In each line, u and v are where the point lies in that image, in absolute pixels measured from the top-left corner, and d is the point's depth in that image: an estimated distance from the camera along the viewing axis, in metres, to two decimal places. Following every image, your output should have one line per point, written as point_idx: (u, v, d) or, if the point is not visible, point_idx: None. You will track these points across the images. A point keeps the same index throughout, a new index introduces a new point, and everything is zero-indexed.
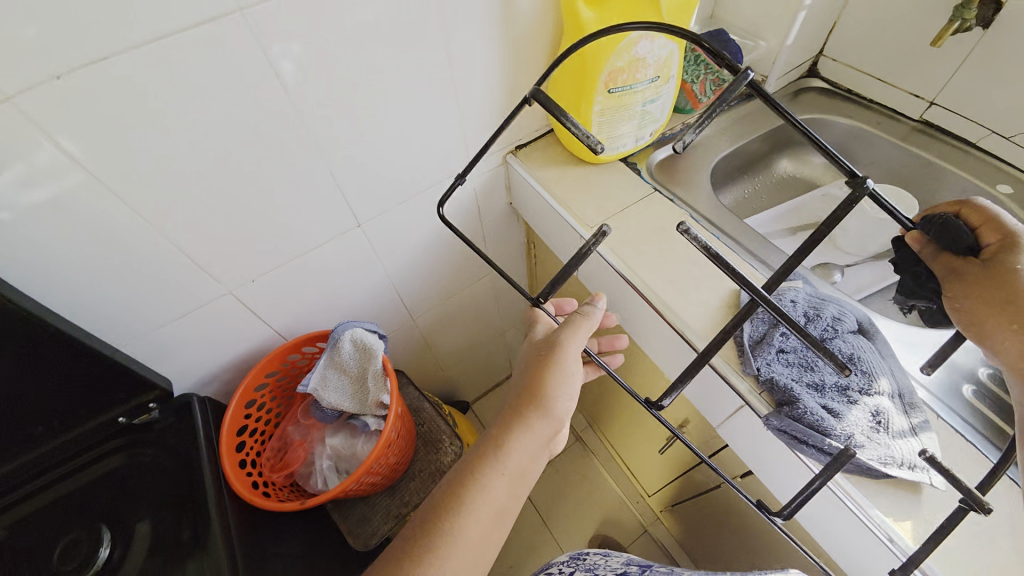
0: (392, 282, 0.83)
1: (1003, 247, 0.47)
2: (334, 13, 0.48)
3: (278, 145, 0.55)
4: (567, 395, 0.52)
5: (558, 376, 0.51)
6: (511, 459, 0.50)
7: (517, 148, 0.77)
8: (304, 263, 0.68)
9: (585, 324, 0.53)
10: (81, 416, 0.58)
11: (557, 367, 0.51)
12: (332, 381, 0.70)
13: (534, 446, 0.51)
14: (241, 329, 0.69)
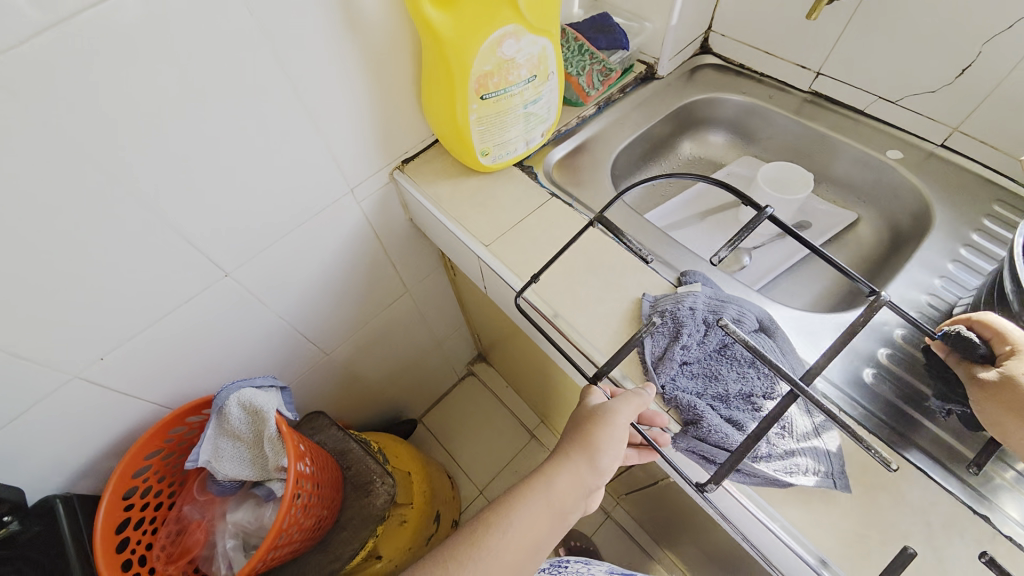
0: (291, 324, 0.75)
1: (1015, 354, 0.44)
2: (121, 45, 0.40)
3: (93, 206, 0.46)
4: (611, 460, 0.46)
5: (606, 439, 0.45)
6: (540, 518, 0.45)
7: (404, 162, 0.70)
8: (169, 327, 0.60)
9: (638, 401, 0.46)
10: None
11: (609, 429, 0.45)
12: (229, 450, 0.63)
13: (566, 511, 0.46)
14: (107, 412, 0.61)
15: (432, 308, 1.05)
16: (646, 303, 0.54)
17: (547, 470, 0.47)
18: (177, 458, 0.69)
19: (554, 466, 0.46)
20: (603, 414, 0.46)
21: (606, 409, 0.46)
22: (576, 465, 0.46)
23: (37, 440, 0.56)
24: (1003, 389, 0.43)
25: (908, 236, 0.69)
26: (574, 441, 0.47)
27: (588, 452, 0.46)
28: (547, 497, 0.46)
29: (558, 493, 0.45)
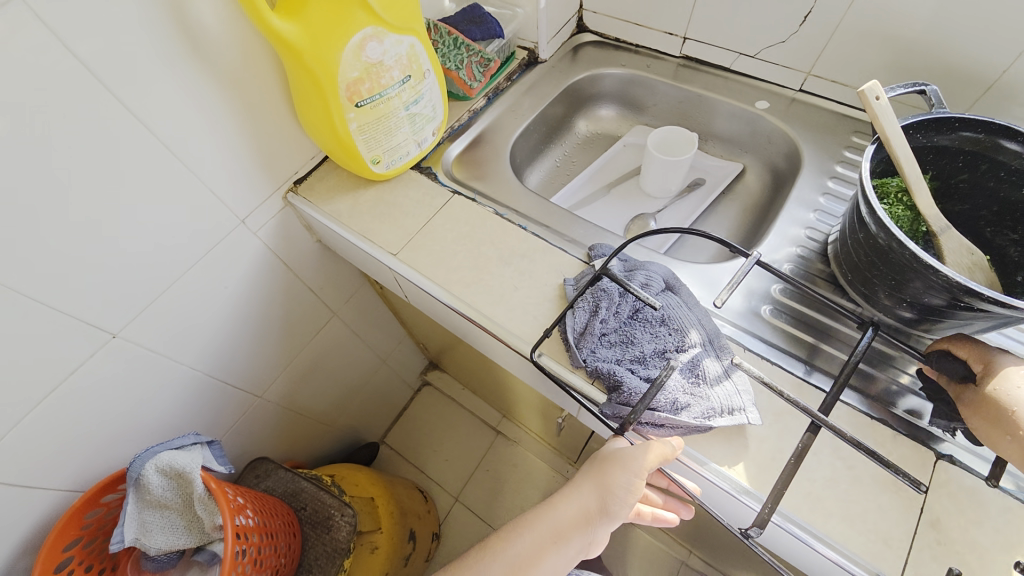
0: (206, 373, 0.70)
1: (992, 375, 0.43)
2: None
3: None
4: (623, 507, 0.46)
5: (620, 485, 0.45)
6: (544, 549, 0.46)
7: (296, 183, 0.67)
8: (59, 405, 0.54)
9: (660, 452, 0.45)
10: None
11: (625, 477, 0.45)
12: (155, 523, 0.58)
13: (570, 548, 0.47)
14: (5, 513, 0.54)
15: (366, 326, 1.02)
16: (568, 287, 0.55)
17: (559, 500, 0.48)
18: (106, 546, 0.63)
19: (565, 498, 0.48)
20: (620, 458, 0.46)
21: (627, 459, 0.46)
22: (584, 498, 0.47)
23: None
24: (983, 405, 0.42)
25: (786, 176, 0.75)
26: (589, 481, 0.47)
27: (599, 490, 0.46)
28: (553, 527, 0.47)
29: (564, 525, 0.47)
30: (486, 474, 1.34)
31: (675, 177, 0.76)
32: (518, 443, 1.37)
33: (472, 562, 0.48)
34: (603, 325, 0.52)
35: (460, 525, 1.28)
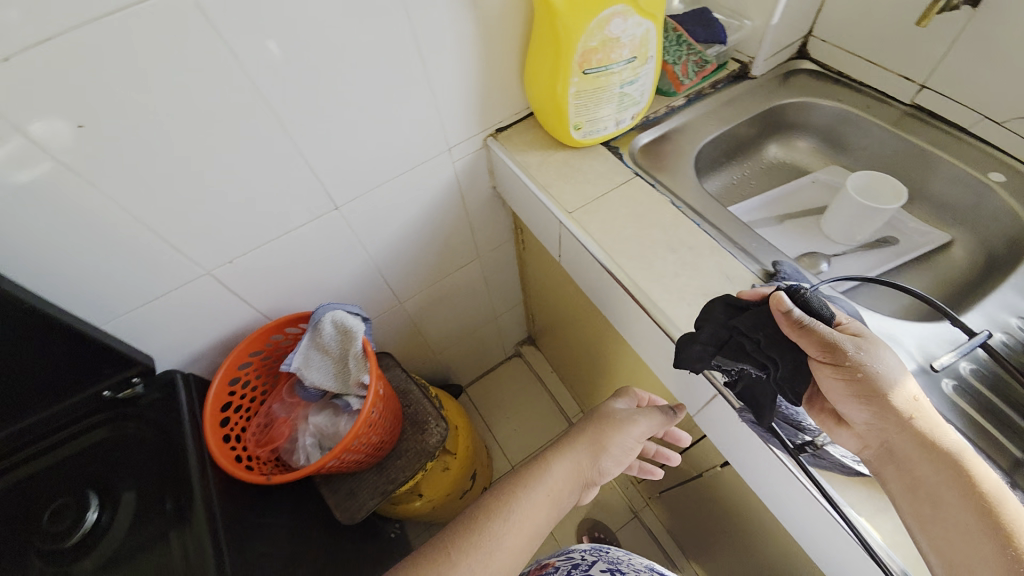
0: (376, 267, 0.84)
1: (848, 329, 0.46)
2: None
3: (245, 124, 0.55)
4: (611, 462, 0.64)
5: (615, 443, 0.63)
6: (563, 485, 0.61)
7: (498, 131, 0.77)
8: (279, 246, 0.69)
9: (656, 418, 0.65)
10: (73, 387, 0.60)
11: (631, 430, 0.64)
12: (314, 359, 0.71)
13: (573, 488, 0.62)
14: (223, 310, 0.71)
15: (497, 279, 1.12)
16: (756, 297, 0.55)
17: (570, 450, 0.63)
18: (276, 367, 0.80)
19: (575, 449, 0.63)
20: (617, 422, 0.64)
21: (629, 414, 0.65)
22: (580, 456, 0.63)
23: (167, 322, 0.66)
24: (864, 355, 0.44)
25: (1002, 262, 0.67)
26: (597, 433, 0.64)
27: (595, 450, 0.63)
28: (569, 471, 0.62)
29: (558, 481, 0.61)
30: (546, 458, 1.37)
31: (865, 228, 0.72)
32: None
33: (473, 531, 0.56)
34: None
35: None
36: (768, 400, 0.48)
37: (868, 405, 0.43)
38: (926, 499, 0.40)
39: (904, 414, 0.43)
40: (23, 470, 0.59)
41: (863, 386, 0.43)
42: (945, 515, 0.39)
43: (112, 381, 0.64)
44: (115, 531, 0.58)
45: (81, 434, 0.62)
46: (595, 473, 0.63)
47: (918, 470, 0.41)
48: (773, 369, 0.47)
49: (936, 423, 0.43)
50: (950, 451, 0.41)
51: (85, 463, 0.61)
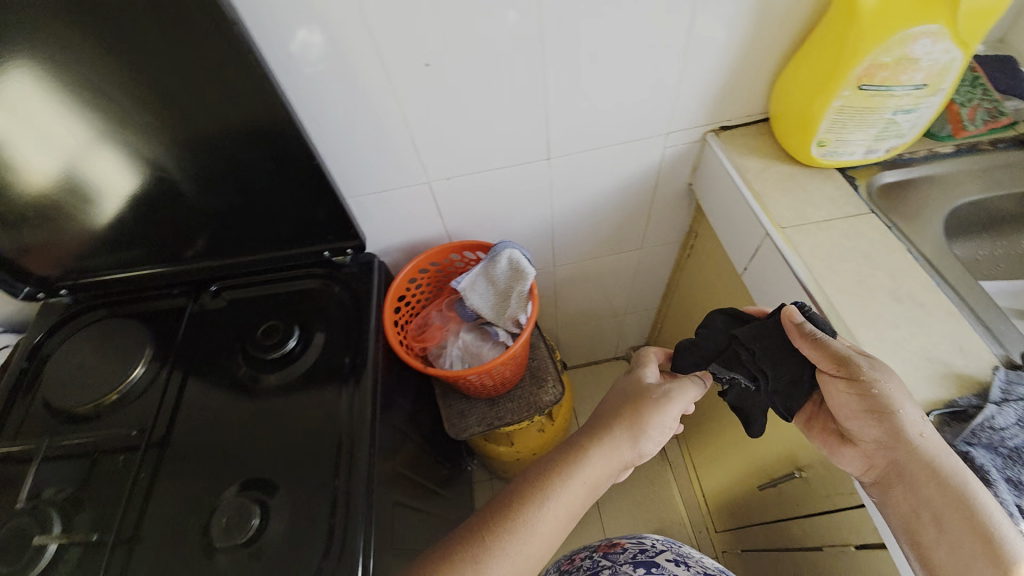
0: (551, 226, 0.87)
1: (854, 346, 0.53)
2: None
3: (517, 58, 0.60)
4: (650, 444, 0.60)
5: (654, 423, 0.60)
6: (601, 472, 0.58)
7: (722, 128, 0.75)
8: (489, 178, 0.75)
9: (685, 387, 0.62)
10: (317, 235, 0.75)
11: (666, 408, 0.60)
12: (481, 287, 0.78)
13: (611, 474, 0.59)
14: (422, 219, 0.80)
15: (645, 277, 1.10)
16: (1001, 380, 0.48)
17: (605, 438, 0.59)
18: (444, 282, 0.89)
19: (612, 438, 0.59)
20: (649, 399, 0.60)
21: (665, 390, 0.61)
22: (618, 441, 0.59)
23: (382, 213, 0.76)
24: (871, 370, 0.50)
25: None
26: (635, 418, 0.60)
27: (631, 433, 0.59)
28: (607, 462, 0.58)
29: (590, 471, 0.58)
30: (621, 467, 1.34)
31: None
32: (669, 470, 1.30)
33: (503, 520, 0.55)
34: (1017, 435, 0.47)
35: None
36: (757, 401, 0.59)
37: (876, 420, 0.49)
38: (930, 522, 0.47)
39: (914, 437, 0.48)
40: (253, 291, 0.78)
41: (869, 401, 0.49)
42: (949, 533, 0.45)
43: (329, 248, 0.77)
44: (303, 361, 0.70)
45: (305, 276, 0.78)
46: (633, 454, 0.60)
47: (923, 490, 0.47)
48: (762, 383, 0.57)
49: (947, 451, 0.47)
50: (952, 476, 0.46)
51: (299, 299, 0.76)
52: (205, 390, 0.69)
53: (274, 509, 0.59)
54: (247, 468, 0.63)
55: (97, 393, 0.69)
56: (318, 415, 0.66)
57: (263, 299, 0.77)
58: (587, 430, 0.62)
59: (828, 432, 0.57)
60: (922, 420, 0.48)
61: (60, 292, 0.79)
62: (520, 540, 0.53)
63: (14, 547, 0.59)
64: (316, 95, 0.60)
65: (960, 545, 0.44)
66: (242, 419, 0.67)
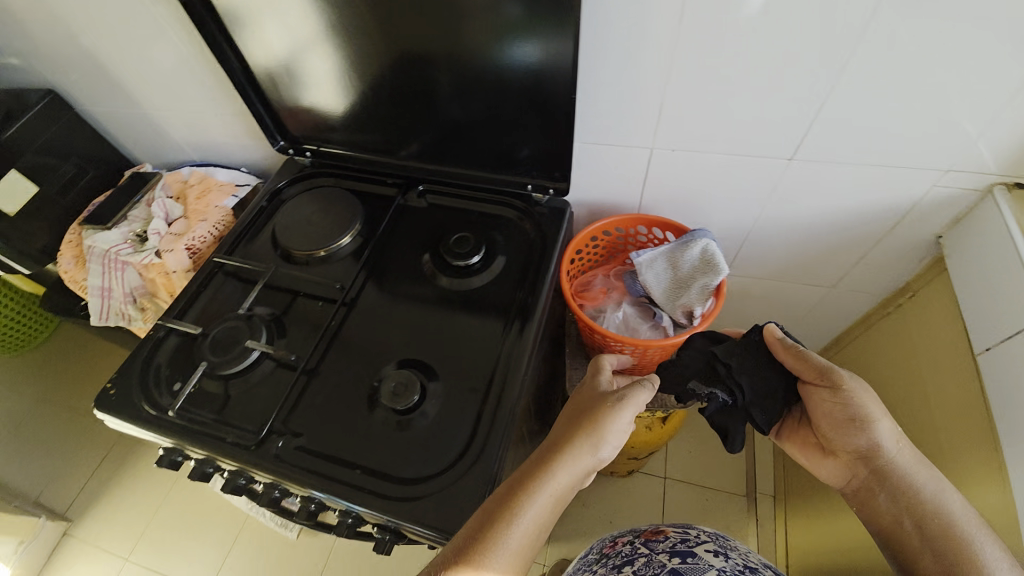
0: (750, 234, 0.82)
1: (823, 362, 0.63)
2: None
3: (824, 42, 0.56)
4: (609, 450, 0.56)
5: (612, 427, 0.55)
6: (566, 484, 0.53)
7: (1016, 185, 0.64)
8: (716, 164, 0.72)
9: (639, 391, 0.58)
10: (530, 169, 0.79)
11: (622, 414, 0.56)
12: (660, 266, 0.76)
13: (574, 486, 0.54)
14: (629, 185, 0.80)
15: (816, 322, 1.00)
16: None
17: (566, 448, 0.54)
18: (617, 253, 0.88)
19: (573, 449, 0.54)
20: (608, 404, 0.57)
21: (622, 394, 0.57)
22: (581, 451, 0.54)
23: (595, 166, 0.78)
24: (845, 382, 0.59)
25: None
26: (592, 424, 0.55)
27: (593, 440, 0.54)
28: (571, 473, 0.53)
29: (556, 485, 0.52)
30: (703, 499, 1.27)
31: None
32: (754, 523, 1.21)
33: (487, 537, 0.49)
34: None
35: (649, 494, 1.28)
36: (738, 412, 0.64)
37: (857, 427, 0.58)
38: (917, 531, 0.53)
39: (892, 445, 0.57)
40: (453, 202, 0.84)
41: (851, 410, 0.58)
42: (939, 540, 0.51)
43: (534, 183, 0.80)
44: (481, 277, 0.76)
45: (501, 203, 0.83)
46: (594, 464, 0.55)
47: (906, 495, 0.55)
48: (737, 397, 0.64)
49: (923, 465, 0.56)
50: (929, 486, 0.54)
51: (491, 222, 0.81)
52: (396, 272, 0.78)
53: (432, 394, 0.65)
54: (418, 351, 0.70)
55: (312, 246, 0.80)
56: (485, 330, 0.71)
57: (461, 212, 0.83)
58: (546, 445, 0.56)
59: (810, 446, 0.65)
60: (894, 431, 0.57)
61: (305, 153, 0.91)
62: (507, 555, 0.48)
63: (229, 340, 0.70)
64: (607, 36, 0.61)
65: (940, 548, 0.50)
66: (421, 309, 0.74)
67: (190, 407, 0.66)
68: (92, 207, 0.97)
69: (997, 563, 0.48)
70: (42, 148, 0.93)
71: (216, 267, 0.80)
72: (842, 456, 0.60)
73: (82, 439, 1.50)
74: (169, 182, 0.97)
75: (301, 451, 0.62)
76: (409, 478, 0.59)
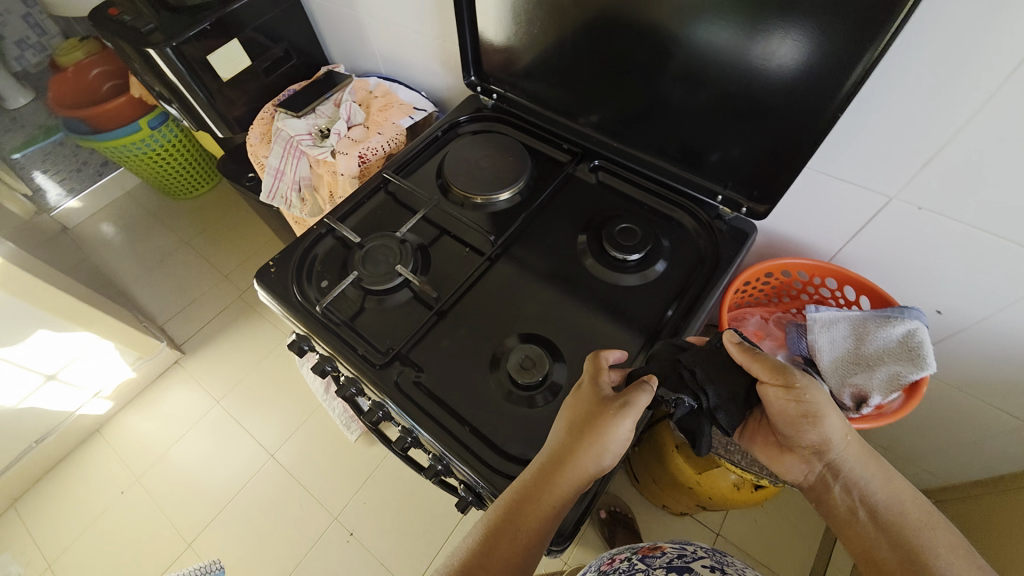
0: (967, 329, 0.68)
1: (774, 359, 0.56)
2: None
3: None
4: (613, 458, 0.52)
5: (613, 437, 0.51)
6: (566, 497, 0.51)
7: None
8: (969, 240, 0.59)
9: (641, 394, 0.52)
10: (728, 179, 0.70)
11: (623, 421, 0.51)
12: (841, 331, 0.66)
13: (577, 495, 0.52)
14: (841, 227, 0.69)
15: (992, 452, 0.83)
16: None
17: (561, 453, 0.51)
18: (791, 292, 0.78)
19: (568, 458, 0.51)
20: (604, 412, 0.52)
21: (623, 399, 0.52)
22: (580, 465, 0.51)
23: (813, 195, 0.68)
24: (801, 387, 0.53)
25: None
26: (588, 431, 0.51)
27: (590, 452, 0.51)
28: (569, 482, 0.51)
29: (556, 499, 0.50)
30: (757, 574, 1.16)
31: None
32: None
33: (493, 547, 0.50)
34: None
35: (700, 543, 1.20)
36: (700, 418, 0.56)
37: (810, 428, 0.53)
38: (874, 522, 0.49)
39: (841, 438, 0.53)
40: (625, 189, 0.79)
41: (807, 407, 0.52)
42: (894, 530, 0.48)
43: (725, 196, 0.71)
44: (634, 276, 0.70)
45: (676, 207, 0.76)
46: (596, 473, 0.52)
47: (861, 484, 0.51)
48: (703, 401, 0.55)
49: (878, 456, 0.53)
50: (882, 472, 0.52)
51: (659, 224, 0.75)
52: (546, 242, 0.75)
53: (556, 378, 0.63)
54: (550, 332, 0.67)
55: (473, 189, 0.79)
56: (624, 333, 0.66)
57: (630, 203, 0.78)
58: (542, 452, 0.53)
59: (767, 445, 0.59)
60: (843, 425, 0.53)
61: (490, 95, 0.89)
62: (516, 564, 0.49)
63: (379, 258, 0.71)
64: (916, 57, 0.50)
65: (897, 541, 0.47)
66: (564, 290, 0.70)
67: (331, 307, 0.69)
68: (286, 94, 1.04)
69: (949, 553, 0.46)
70: (263, 28, 0.99)
71: (382, 182, 0.82)
72: (797, 453, 0.55)
73: (211, 288, 1.71)
74: (356, 88, 1.01)
75: (418, 385, 0.63)
76: (511, 455, 0.58)
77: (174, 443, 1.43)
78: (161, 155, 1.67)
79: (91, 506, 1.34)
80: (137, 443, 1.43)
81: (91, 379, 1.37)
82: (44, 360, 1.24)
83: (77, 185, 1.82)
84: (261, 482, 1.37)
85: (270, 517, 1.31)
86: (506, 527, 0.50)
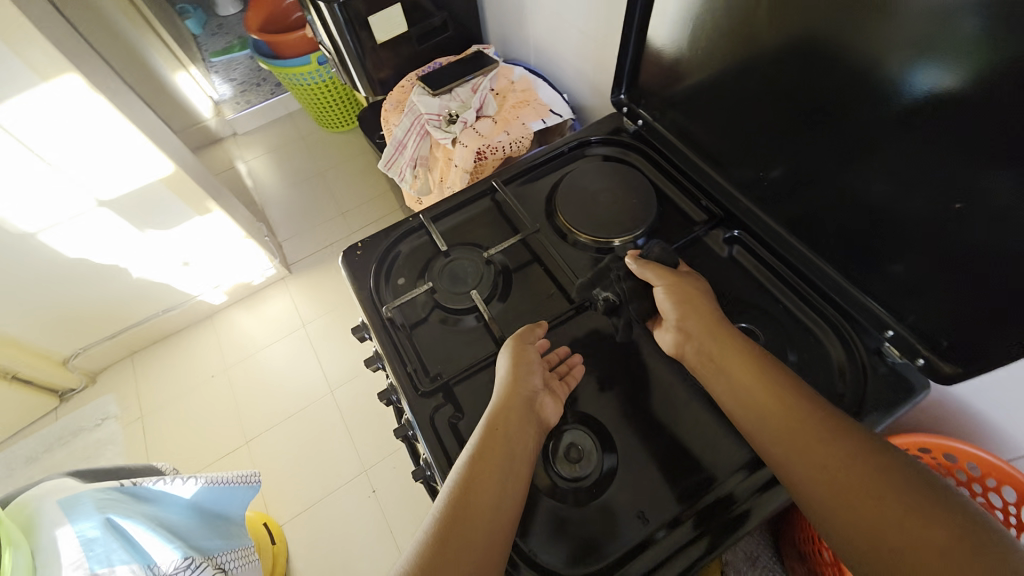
0: None
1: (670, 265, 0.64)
2: None
3: None
4: (540, 405, 0.56)
5: (530, 379, 0.56)
6: (509, 450, 0.52)
7: None
8: None
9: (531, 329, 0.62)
10: (912, 312, 0.52)
11: (534, 364, 0.58)
12: None
13: (523, 447, 0.53)
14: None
15: None
16: None
17: (505, 391, 0.56)
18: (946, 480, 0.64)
19: (510, 390, 0.56)
20: (514, 359, 0.58)
21: (527, 343, 0.60)
22: (507, 412, 0.54)
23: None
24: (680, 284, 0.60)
25: None
26: (521, 367, 0.57)
27: (509, 393, 0.56)
28: (519, 419, 0.54)
29: (496, 450, 0.52)
30: None
31: None
32: None
33: (455, 514, 0.48)
34: None
35: None
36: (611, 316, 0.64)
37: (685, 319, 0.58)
38: (770, 422, 0.50)
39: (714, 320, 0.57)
40: (760, 276, 0.65)
41: (686, 295, 0.59)
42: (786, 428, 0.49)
43: (898, 334, 0.54)
44: None
45: (819, 321, 0.61)
46: (529, 420, 0.54)
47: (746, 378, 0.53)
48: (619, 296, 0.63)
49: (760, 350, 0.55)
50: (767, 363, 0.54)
51: (790, 335, 0.61)
52: None
53: (602, 475, 0.54)
54: (612, 419, 0.58)
55: (581, 224, 0.70)
56: (698, 453, 0.55)
57: (761, 297, 0.64)
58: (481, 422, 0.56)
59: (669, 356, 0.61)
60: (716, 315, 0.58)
61: (635, 119, 0.78)
62: (484, 531, 0.47)
63: (461, 274, 0.67)
64: None
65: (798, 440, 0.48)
66: (645, 374, 0.60)
67: (398, 310, 0.66)
68: (433, 67, 1.03)
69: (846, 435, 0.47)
70: None
71: (489, 189, 0.76)
72: (680, 339, 0.58)
73: (328, 220, 1.85)
74: (499, 75, 0.96)
75: (453, 426, 0.58)
76: (523, 548, 0.51)
77: (262, 348, 1.60)
78: (322, 88, 1.79)
79: (187, 378, 1.55)
80: (236, 338, 1.62)
81: (217, 276, 1.57)
82: (187, 247, 1.42)
83: (252, 97, 2.09)
84: (316, 411, 1.47)
85: (316, 445, 1.42)
86: (479, 465, 0.51)
